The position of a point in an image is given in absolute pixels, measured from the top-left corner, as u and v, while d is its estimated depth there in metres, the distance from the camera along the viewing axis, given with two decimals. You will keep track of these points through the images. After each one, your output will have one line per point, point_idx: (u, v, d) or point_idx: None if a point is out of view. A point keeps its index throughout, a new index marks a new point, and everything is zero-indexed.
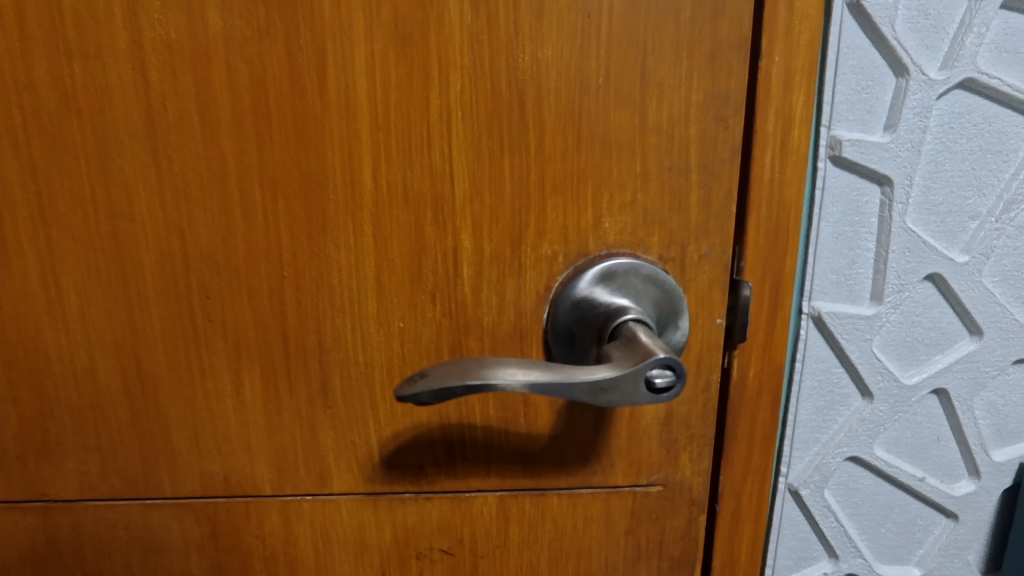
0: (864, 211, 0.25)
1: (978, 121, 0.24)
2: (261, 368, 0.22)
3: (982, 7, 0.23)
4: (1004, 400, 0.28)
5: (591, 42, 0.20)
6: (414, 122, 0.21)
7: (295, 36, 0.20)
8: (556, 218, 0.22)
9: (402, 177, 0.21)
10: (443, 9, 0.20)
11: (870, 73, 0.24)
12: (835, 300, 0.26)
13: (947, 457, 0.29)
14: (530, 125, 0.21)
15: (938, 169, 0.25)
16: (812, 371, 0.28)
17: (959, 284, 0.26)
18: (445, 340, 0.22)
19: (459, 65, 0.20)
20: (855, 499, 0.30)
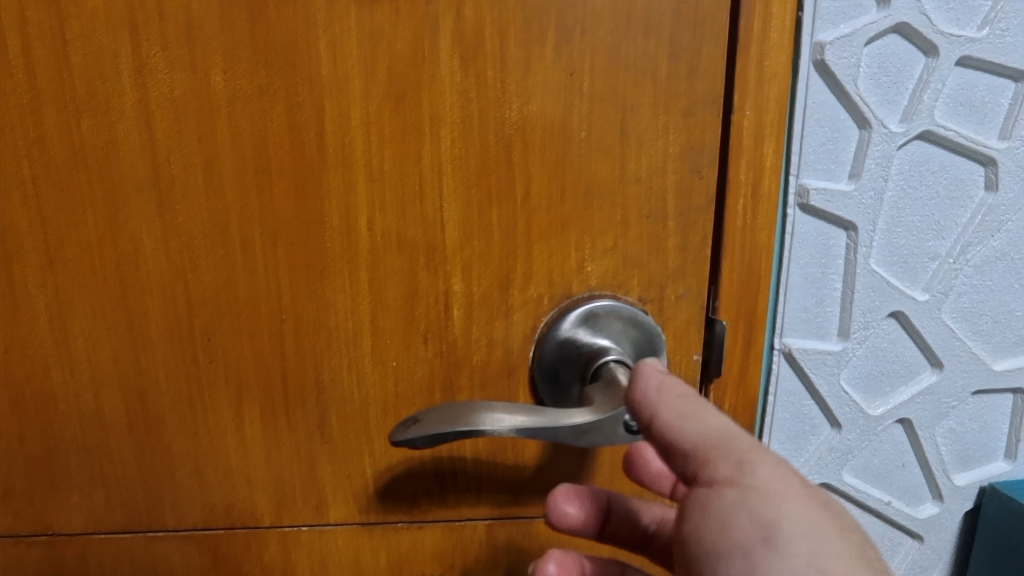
0: (831, 253, 0.27)
1: (935, 169, 0.27)
2: (261, 405, 0.23)
3: (937, 66, 0.25)
4: (964, 428, 0.31)
5: (574, 99, 0.21)
6: (407, 174, 0.22)
7: (294, 95, 0.21)
8: (542, 262, 0.23)
9: (396, 225, 0.22)
10: (434, 69, 0.21)
11: (836, 125, 0.26)
12: (805, 337, 0.28)
13: (912, 482, 0.32)
14: (517, 177, 0.22)
15: (900, 214, 0.27)
16: (784, 403, 0.30)
17: (920, 319, 0.28)
18: (438, 377, 0.23)
19: (450, 121, 0.21)
20: None
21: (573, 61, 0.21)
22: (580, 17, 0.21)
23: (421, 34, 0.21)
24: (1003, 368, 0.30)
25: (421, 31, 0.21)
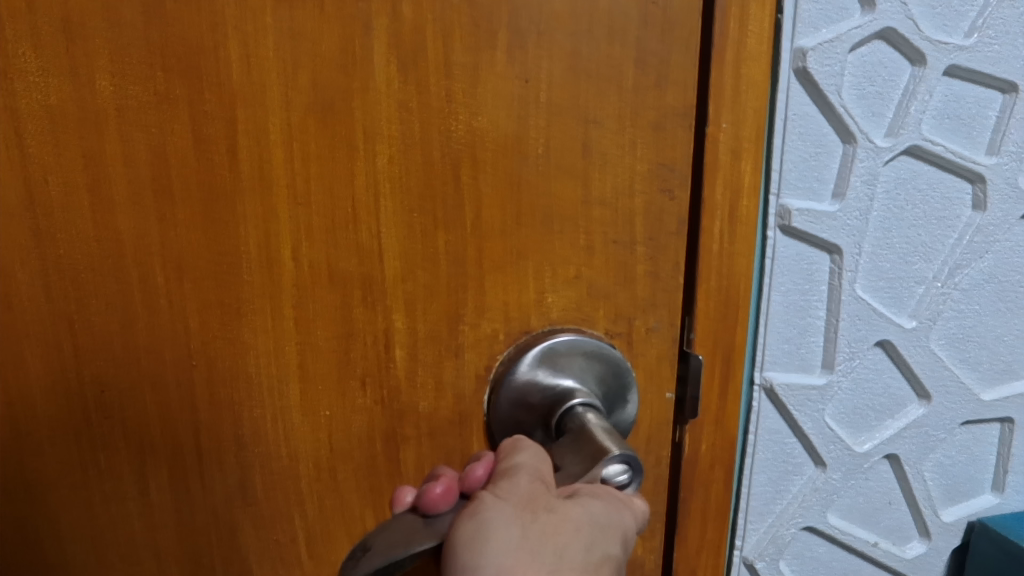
0: (815, 279, 0.26)
1: (923, 185, 0.26)
2: (169, 467, 0.20)
3: (925, 76, 0.25)
4: (951, 460, 0.31)
5: (529, 111, 0.19)
6: (338, 196, 0.19)
7: (200, 103, 0.18)
8: (496, 295, 0.20)
9: (326, 255, 0.19)
10: (367, 75, 0.18)
11: (818, 140, 0.25)
12: (787, 371, 0.27)
13: (897, 520, 0.32)
14: (466, 199, 0.19)
15: (886, 236, 0.26)
16: (765, 442, 0.29)
17: (908, 350, 0.28)
18: (379, 427, 0.20)
19: (387, 134, 0.18)
20: (809, 566, 0.32)
21: (530, 67, 0.18)
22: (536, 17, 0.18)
23: (350, 35, 0.18)
24: (990, 397, 0.30)
25: (351, 31, 0.18)
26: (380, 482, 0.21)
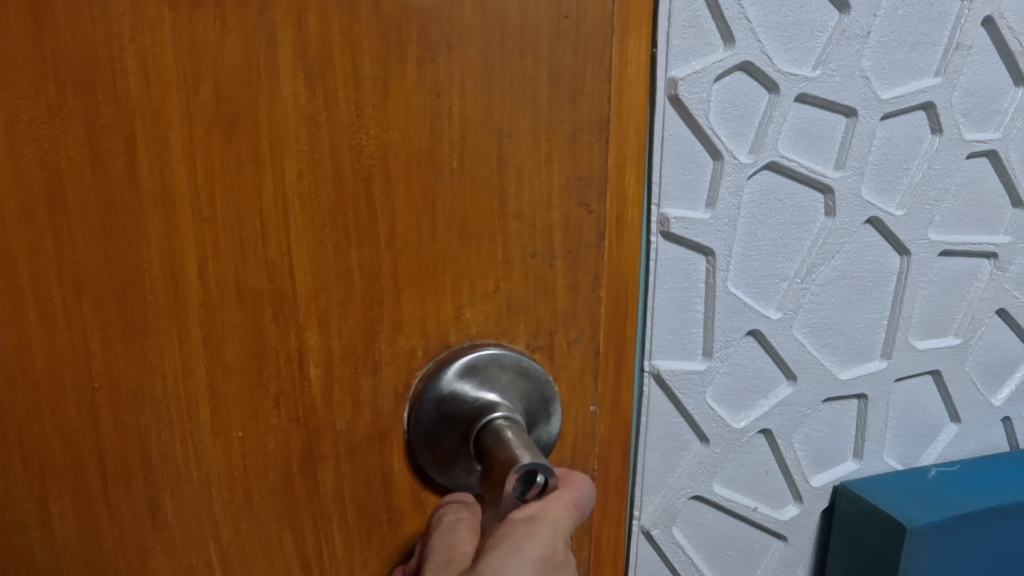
0: (694, 276, 0.34)
1: (779, 198, 0.34)
2: (71, 493, 0.20)
3: (779, 102, 0.32)
4: (817, 432, 0.40)
5: (442, 124, 0.20)
6: (245, 212, 0.19)
7: (96, 117, 0.18)
8: (414, 309, 0.21)
9: (234, 273, 0.19)
10: (274, 89, 0.18)
11: (692, 156, 0.32)
12: (673, 357, 0.35)
13: (774, 488, 0.40)
14: (379, 216, 0.20)
15: (752, 240, 0.34)
16: (656, 420, 0.36)
17: (775, 336, 0.36)
18: (295, 448, 0.21)
19: (296, 149, 0.19)
20: (699, 530, 0.40)
21: (440, 82, 0.19)
22: (446, 32, 0.19)
23: (253, 48, 0.18)
24: (847, 375, 0.39)
25: (255, 44, 0.18)
26: (297, 502, 0.21)
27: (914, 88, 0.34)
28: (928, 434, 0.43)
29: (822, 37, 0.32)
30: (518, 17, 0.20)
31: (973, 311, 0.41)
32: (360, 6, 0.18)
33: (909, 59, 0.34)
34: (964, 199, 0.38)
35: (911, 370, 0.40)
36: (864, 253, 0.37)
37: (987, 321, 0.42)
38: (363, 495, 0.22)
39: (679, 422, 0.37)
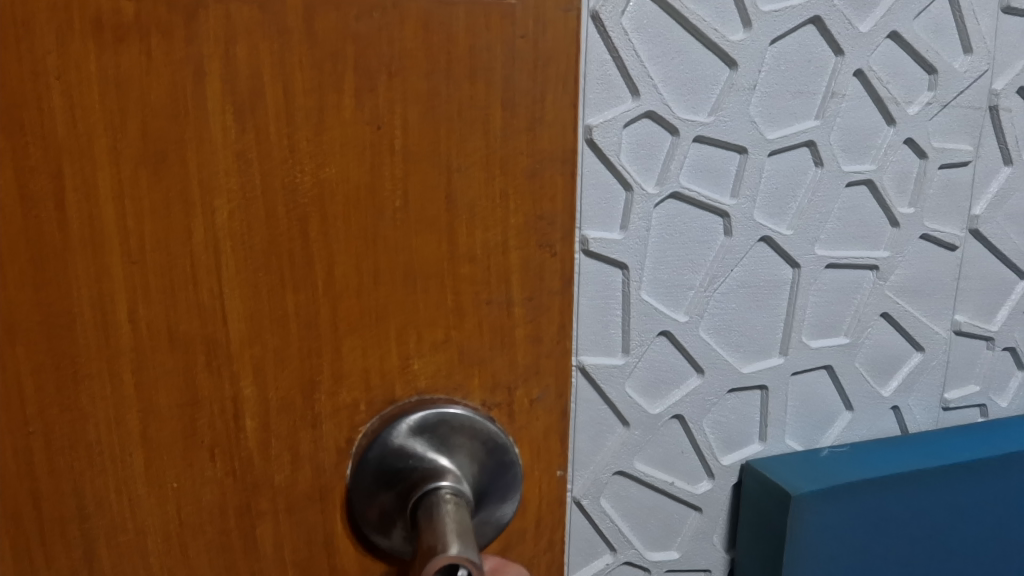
0: (611, 289, 0.59)
1: (688, 228, 0.60)
2: (8, 538, 0.19)
3: (679, 142, 0.57)
4: (725, 417, 0.66)
5: (383, 160, 0.19)
6: (175, 254, 0.18)
7: (23, 155, 0.17)
8: (354, 360, 0.21)
9: (166, 319, 0.19)
10: (202, 124, 0.18)
11: (607, 190, 0.57)
12: (597, 355, 0.60)
13: (691, 467, 0.67)
14: (316, 259, 0.19)
15: (660, 257, 0.60)
16: (583, 406, 0.61)
17: (683, 338, 0.62)
18: (231, 504, 0.20)
19: (226, 188, 0.18)
20: (624, 502, 0.66)
21: (380, 113, 0.19)
22: (387, 60, 0.19)
23: (180, 81, 0.17)
24: (748, 368, 0.65)
25: (181, 78, 0.17)
26: (234, 561, 0.21)
27: (796, 128, 0.60)
28: (822, 418, 0.70)
29: (714, 90, 0.57)
30: (465, 47, 0.19)
31: (857, 318, 0.67)
32: (291, 33, 0.18)
33: (801, 106, 0.60)
34: (847, 217, 0.65)
35: (807, 363, 0.67)
36: (766, 265, 0.63)
37: (875, 322, 0.68)
38: (304, 555, 0.21)
39: (604, 408, 0.62)
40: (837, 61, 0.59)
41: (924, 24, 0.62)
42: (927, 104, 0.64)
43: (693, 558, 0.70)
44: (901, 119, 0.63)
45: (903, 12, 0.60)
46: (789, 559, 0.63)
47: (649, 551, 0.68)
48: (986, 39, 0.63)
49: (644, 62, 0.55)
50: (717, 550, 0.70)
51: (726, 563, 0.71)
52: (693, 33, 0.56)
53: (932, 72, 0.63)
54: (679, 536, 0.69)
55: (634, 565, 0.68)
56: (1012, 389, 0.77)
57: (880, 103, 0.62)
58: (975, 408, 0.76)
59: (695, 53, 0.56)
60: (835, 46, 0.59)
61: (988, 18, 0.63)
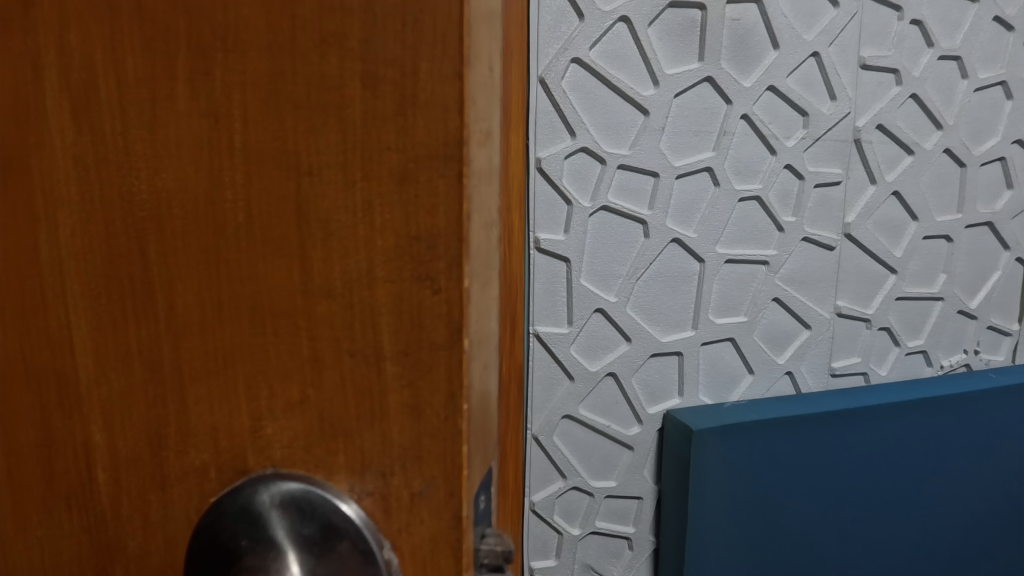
0: (556, 274, 0.70)
1: (614, 231, 0.71)
2: None
3: (607, 167, 0.69)
4: (647, 376, 0.76)
5: (224, 163, 0.15)
6: (25, 272, 0.16)
7: None
8: (203, 415, 0.16)
9: (20, 347, 0.16)
10: (44, 127, 0.15)
11: (549, 205, 0.68)
12: (546, 325, 0.71)
13: (623, 413, 0.76)
14: (156, 286, 0.16)
15: (595, 251, 0.71)
16: (539, 365, 0.71)
17: (615, 312, 0.72)
18: (88, 561, 0.17)
19: (71, 199, 0.15)
20: (570, 439, 0.74)
21: (210, 99, 0.15)
22: (218, 27, 0.14)
23: (23, 79, 0.15)
24: (667, 337, 0.75)
25: (24, 76, 0.15)
26: None
27: (699, 159, 0.71)
28: (727, 380, 0.79)
29: (631, 132, 0.69)
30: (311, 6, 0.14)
31: (754, 300, 0.77)
32: (120, 7, 0.15)
33: (703, 139, 0.71)
34: (742, 224, 0.75)
35: (711, 336, 0.76)
36: (676, 260, 0.74)
37: (768, 306, 0.77)
38: None
39: (554, 367, 0.72)
40: (727, 108, 0.71)
41: (798, 79, 0.73)
42: (802, 139, 0.74)
43: (626, 488, 0.77)
44: (780, 149, 0.73)
45: (776, 70, 0.71)
46: (698, 477, 0.72)
47: (593, 479, 0.76)
48: (846, 90, 0.74)
49: (579, 112, 0.67)
50: (646, 481, 0.77)
51: (655, 494, 0.78)
52: (614, 90, 0.68)
53: (805, 114, 0.73)
54: (615, 469, 0.77)
55: (580, 491, 0.76)
56: (890, 359, 0.84)
57: (764, 139, 0.73)
58: (857, 375, 0.83)
59: (615, 104, 0.68)
60: (726, 98, 0.71)
61: (847, 74, 0.74)
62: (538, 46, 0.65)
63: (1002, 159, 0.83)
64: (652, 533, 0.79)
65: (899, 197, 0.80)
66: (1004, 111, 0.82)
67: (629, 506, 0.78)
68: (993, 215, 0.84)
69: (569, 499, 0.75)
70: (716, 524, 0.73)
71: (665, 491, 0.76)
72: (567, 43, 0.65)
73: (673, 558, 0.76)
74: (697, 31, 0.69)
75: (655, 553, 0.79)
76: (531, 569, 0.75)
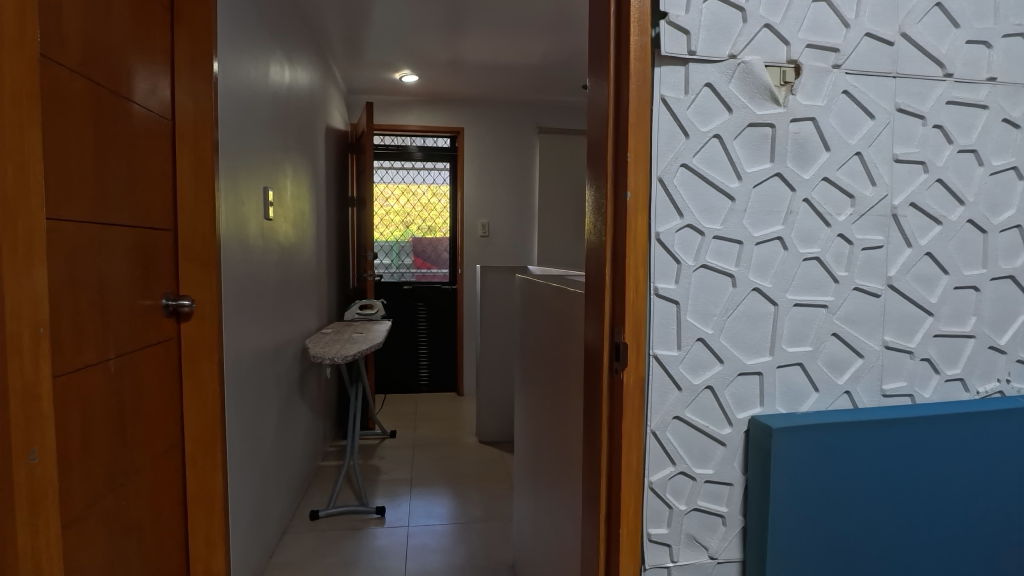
0: (670, 312, 0.96)
1: (711, 283, 0.97)
2: None
3: (706, 238, 0.96)
4: (737, 388, 0.99)
5: None
6: None
7: None
8: None
9: None
10: None
11: (664, 265, 0.96)
12: (661, 347, 0.96)
13: (719, 417, 0.99)
14: None
15: (697, 299, 0.97)
16: (656, 377, 0.96)
17: (712, 340, 0.97)
18: None
19: None
20: (678, 433, 0.98)
21: None
22: None
23: None
24: (751, 360, 0.99)
25: None
26: None
27: (770, 230, 0.98)
28: (799, 394, 1.01)
29: (723, 212, 0.97)
30: None
31: (817, 334, 1.01)
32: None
33: (774, 216, 0.98)
34: (806, 278, 1.00)
35: (786, 359, 1.00)
36: (756, 304, 0.99)
37: (828, 339, 1.02)
38: None
39: (667, 380, 0.97)
40: (792, 193, 0.99)
41: (846, 171, 1.01)
42: (850, 215, 1.01)
43: (721, 475, 1.00)
44: (833, 223, 1.00)
45: (828, 166, 1.00)
46: (775, 465, 0.95)
47: (696, 466, 0.99)
48: (883, 177, 1.02)
49: (686, 199, 0.95)
50: (736, 471, 1.00)
51: (743, 482, 1.01)
52: (712, 185, 0.96)
53: (851, 196, 1.01)
54: (712, 460, 1.00)
55: (685, 476, 0.99)
56: (932, 384, 1.07)
57: (819, 215, 1.00)
58: (906, 396, 1.06)
59: (711, 194, 0.96)
60: (791, 186, 0.98)
61: (885, 165, 1.02)
62: (657, 157, 0.94)
63: (1019, 227, 1.09)
64: (741, 513, 1.01)
65: (931, 256, 1.05)
66: (1018, 188, 1.08)
67: (722, 491, 1.00)
68: (1013, 270, 1.09)
69: (678, 481, 0.99)
70: (790, 500, 0.96)
71: (752, 479, 0.99)
72: (677, 154, 0.94)
73: (760, 531, 0.98)
74: (769, 141, 0.98)
75: (744, 530, 1.02)
76: (649, 535, 0.99)
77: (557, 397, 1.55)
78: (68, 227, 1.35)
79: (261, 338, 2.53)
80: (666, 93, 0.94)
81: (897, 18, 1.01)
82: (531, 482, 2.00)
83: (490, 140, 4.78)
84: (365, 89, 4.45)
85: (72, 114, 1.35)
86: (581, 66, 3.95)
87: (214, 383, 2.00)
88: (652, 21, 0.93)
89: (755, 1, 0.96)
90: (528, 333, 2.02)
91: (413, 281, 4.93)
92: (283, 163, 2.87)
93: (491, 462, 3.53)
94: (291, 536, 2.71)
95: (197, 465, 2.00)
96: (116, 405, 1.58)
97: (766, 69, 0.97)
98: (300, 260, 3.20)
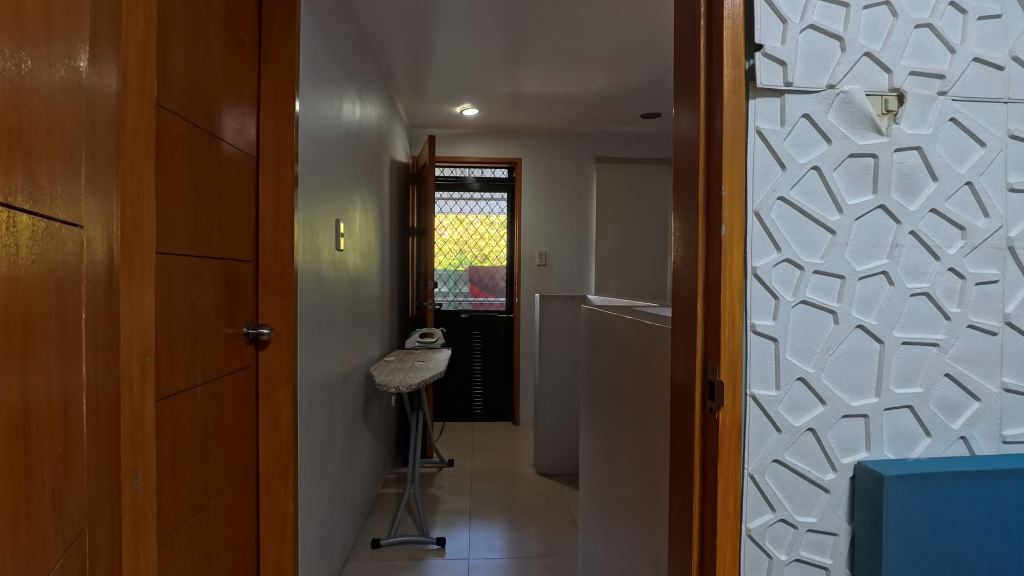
0: (768, 349, 0.92)
1: (811, 319, 0.93)
2: None
3: (805, 273, 0.92)
4: (841, 431, 0.94)
5: None
6: None
7: None
8: None
9: None
10: None
11: (761, 301, 0.92)
12: (759, 386, 0.92)
13: (821, 461, 0.94)
14: None
15: (797, 337, 0.93)
16: (754, 418, 0.92)
17: (813, 380, 0.93)
18: None
19: None
20: (777, 478, 0.93)
21: None
22: None
23: None
24: (856, 401, 0.94)
25: None
26: None
27: (874, 264, 0.93)
28: (909, 438, 0.95)
29: (824, 246, 0.93)
30: None
31: (927, 374, 0.95)
32: None
33: (878, 250, 0.94)
34: (914, 314, 0.95)
35: (894, 402, 0.94)
36: (861, 342, 0.94)
37: (940, 380, 0.95)
38: None
39: (766, 421, 0.93)
40: (897, 226, 0.94)
41: (956, 202, 0.95)
42: (961, 248, 0.95)
43: (825, 524, 0.94)
44: (943, 256, 0.95)
45: (936, 197, 0.94)
46: (889, 516, 0.88)
47: (797, 514, 0.94)
48: (997, 208, 0.96)
49: (783, 233, 0.92)
50: (841, 520, 0.95)
51: (849, 532, 0.95)
52: (811, 217, 0.93)
53: (962, 229, 0.95)
54: (815, 507, 0.94)
55: (786, 523, 0.94)
56: None
57: (928, 248, 0.95)
58: None
59: (810, 227, 0.93)
60: (895, 218, 0.94)
61: (998, 195, 0.96)
62: (752, 190, 0.92)
63: None
64: (847, 565, 0.95)
65: None
66: None
67: (825, 540, 0.95)
68: None
69: (778, 529, 0.94)
70: (906, 554, 0.89)
71: (859, 529, 0.93)
72: (774, 186, 0.92)
73: None
74: (871, 171, 0.94)
75: None
76: None
77: (634, 432, 1.50)
78: (168, 261, 1.43)
79: (330, 365, 2.59)
80: (761, 125, 0.92)
81: (1007, 41, 0.96)
82: (601, 518, 1.94)
83: (547, 170, 4.82)
84: (427, 123, 4.58)
85: (174, 155, 1.44)
86: (642, 97, 3.94)
87: (288, 409, 2.06)
88: (746, 53, 0.92)
89: (854, 29, 0.93)
90: (598, 365, 1.99)
91: (470, 309, 4.98)
92: (353, 195, 2.98)
93: (550, 495, 3.45)
94: (354, 563, 2.72)
95: (271, 490, 2.05)
96: (201, 430, 1.64)
97: (867, 98, 0.94)
98: (365, 289, 3.28)
